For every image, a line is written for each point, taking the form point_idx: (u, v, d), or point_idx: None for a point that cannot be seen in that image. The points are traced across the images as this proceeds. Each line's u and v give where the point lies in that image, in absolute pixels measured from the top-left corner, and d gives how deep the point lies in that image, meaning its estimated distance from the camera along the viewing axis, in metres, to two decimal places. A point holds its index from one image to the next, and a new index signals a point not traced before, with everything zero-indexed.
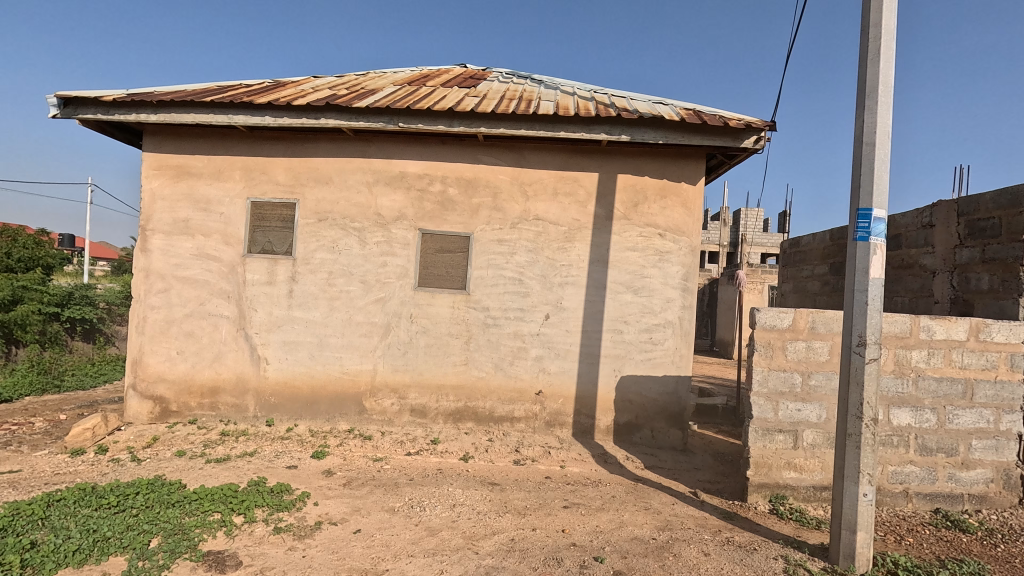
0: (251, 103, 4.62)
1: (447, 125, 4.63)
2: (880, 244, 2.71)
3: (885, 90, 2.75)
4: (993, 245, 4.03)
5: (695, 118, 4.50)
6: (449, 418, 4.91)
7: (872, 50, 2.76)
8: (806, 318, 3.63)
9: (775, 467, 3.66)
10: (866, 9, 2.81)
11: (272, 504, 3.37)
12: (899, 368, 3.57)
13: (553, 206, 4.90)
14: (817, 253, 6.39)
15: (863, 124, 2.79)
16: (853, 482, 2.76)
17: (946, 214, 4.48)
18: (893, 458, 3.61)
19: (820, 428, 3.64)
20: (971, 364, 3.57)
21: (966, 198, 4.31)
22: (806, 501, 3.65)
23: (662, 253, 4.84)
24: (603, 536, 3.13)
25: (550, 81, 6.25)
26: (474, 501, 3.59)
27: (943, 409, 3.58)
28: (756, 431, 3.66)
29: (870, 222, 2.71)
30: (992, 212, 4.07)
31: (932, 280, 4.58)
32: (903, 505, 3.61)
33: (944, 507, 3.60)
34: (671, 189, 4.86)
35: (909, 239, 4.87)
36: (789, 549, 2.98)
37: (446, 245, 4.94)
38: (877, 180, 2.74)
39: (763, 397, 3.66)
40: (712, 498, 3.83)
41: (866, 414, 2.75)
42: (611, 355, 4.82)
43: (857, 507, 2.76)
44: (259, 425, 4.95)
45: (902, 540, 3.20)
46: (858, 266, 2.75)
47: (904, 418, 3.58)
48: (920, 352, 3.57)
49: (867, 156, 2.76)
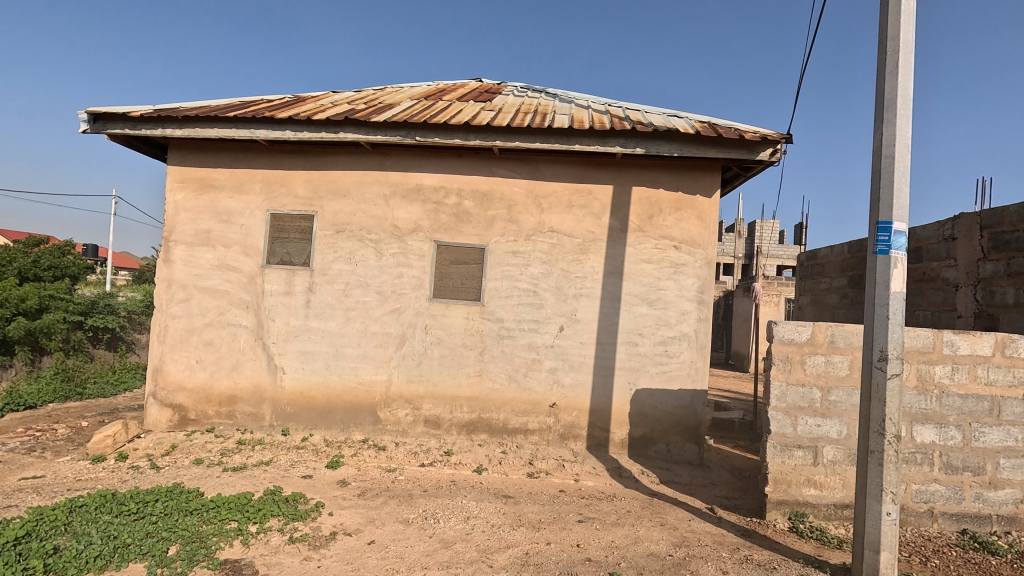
0: (273, 117, 4.73)
1: (464, 139, 4.69)
2: (901, 258, 2.68)
3: (904, 101, 2.73)
4: (1018, 258, 3.96)
5: (710, 131, 4.51)
6: (463, 430, 4.91)
7: (891, 62, 2.75)
8: (825, 332, 3.59)
9: (794, 483, 3.59)
10: (884, 22, 2.81)
11: (287, 513, 3.40)
12: (921, 384, 3.51)
13: (567, 219, 4.92)
14: (835, 265, 6.31)
15: (881, 137, 2.77)
16: (876, 499, 2.71)
17: (968, 227, 4.41)
18: (916, 476, 3.52)
19: (841, 444, 3.57)
20: (998, 380, 3.48)
21: (988, 211, 4.24)
22: (827, 519, 3.57)
23: (678, 265, 4.82)
24: (618, 551, 3.08)
25: (564, 94, 6.31)
26: (489, 513, 3.58)
27: (969, 426, 3.49)
28: (774, 446, 3.61)
29: (890, 235, 2.69)
30: (1016, 225, 4.00)
31: (955, 294, 4.50)
32: (928, 525, 3.51)
33: (971, 528, 3.49)
34: (686, 201, 4.86)
35: (931, 252, 4.80)
36: (809, 569, 2.92)
37: (461, 256, 4.98)
38: (897, 193, 2.71)
39: (781, 411, 3.60)
40: (729, 515, 3.76)
41: (888, 430, 2.69)
42: (626, 368, 4.79)
43: (880, 526, 2.69)
44: (275, 434, 5.00)
45: (928, 561, 3.11)
46: (878, 280, 2.72)
47: (929, 436, 3.50)
48: (944, 368, 3.50)
49: (886, 168, 2.74)
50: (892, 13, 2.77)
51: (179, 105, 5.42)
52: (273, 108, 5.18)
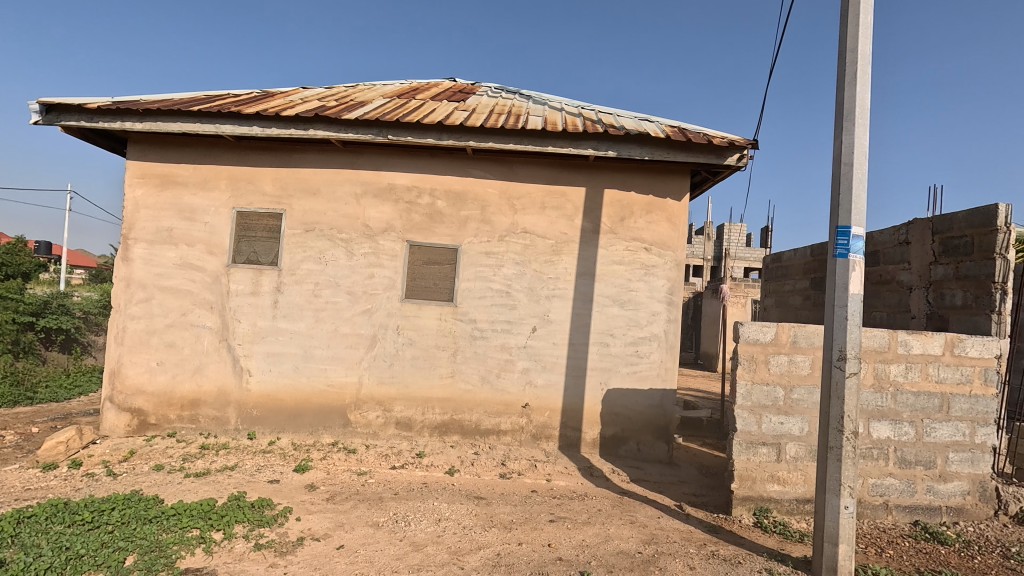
0: (240, 113, 4.61)
1: (437, 138, 4.66)
2: (858, 261, 2.79)
3: (862, 111, 2.85)
4: (966, 262, 4.17)
5: (680, 136, 4.60)
6: (435, 431, 4.87)
7: (850, 74, 2.87)
8: (788, 332, 3.71)
9: (758, 480, 3.69)
10: (844, 34, 2.92)
11: (252, 519, 3.31)
12: (878, 382, 3.66)
13: (541, 220, 4.94)
14: (798, 267, 6.53)
15: (841, 145, 2.88)
16: (834, 494, 2.81)
17: (921, 232, 4.62)
18: (873, 471, 3.67)
19: (803, 441, 3.69)
20: (947, 378, 3.66)
21: (939, 217, 4.45)
22: (789, 514, 3.68)
23: (648, 267, 4.90)
24: (589, 550, 3.12)
25: (538, 96, 6.34)
26: (460, 515, 3.56)
27: (921, 422, 3.65)
28: (740, 444, 3.70)
29: (849, 239, 2.80)
30: (965, 231, 4.21)
31: (908, 296, 4.71)
32: (883, 517, 3.66)
33: (923, 519, 3.66)
34: (657, 204, 4.94)
35: (887, 255, 5.01)
36: (772, 562, 3.01)
37: (433, 257, 4.94)
38: (855, 199, 2.83)
39: (747, 410, 3.70)
40: (697, 511, 3.84)
41: (846, 427, 2.79)
42: (597, 368, 4.84)
43: (839, 520, 2.79)
44: (240, 438, 4.87)
45: (882, 552, 3.25)
46: (837, 283, 2.82)
47: (884, 432, 3.65)
48: (898, 366, 3.65)
49: (845, 175, 2.85)
50: (851, 26, 2.89)
51: (140, 98, 5.22)
52: (240, 103, 5.04)
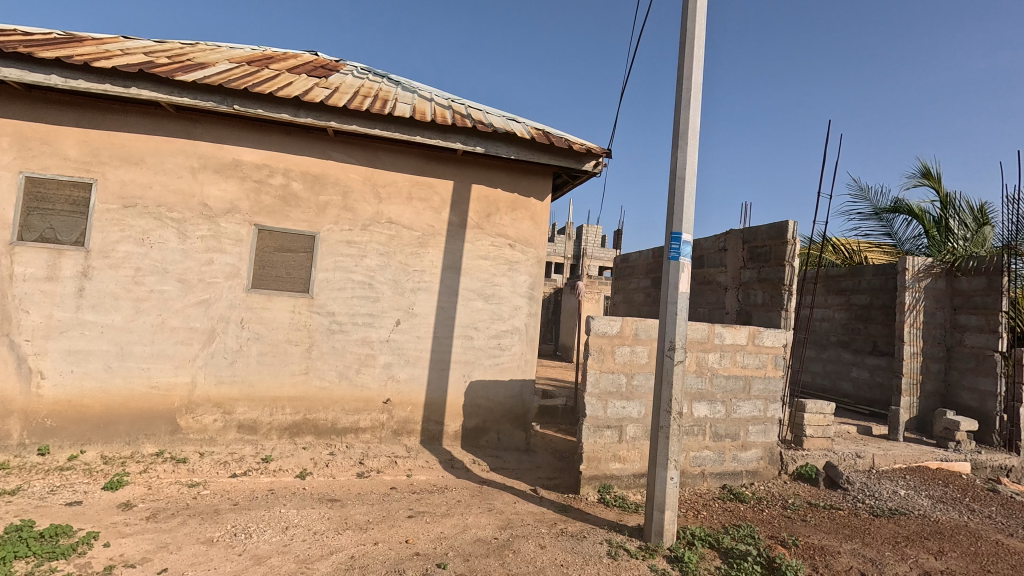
0: (31, 55, 3.75)
1: (293, 115, 4.30)
2: (687, 263, 3.20)
3: (693, 133, 3.26)
4: (766, 268, 5.03)
5: (543, 138, 4.84)
6: (285, 433, 4.50)
7: (685, 98, 3.26)
8: (631, 326, 4.12)
9: (603, 460, 4.05)
10: (681, 63, 3.31)
11: (40, 552, 2.73)
12: (699, 368, 4.24)
13: (407, 211, 4.82)
14: (642, 268, 7.29)
15: (676, 161, 3.27)
16: (663, 467, 3.19)
17: (735, 241, 5.47)
18: (694, 445, 4.25)
19: (640, 422, 4.14)
20: (750, 364, 4.39)
21: (748, 229, 5.31)
22: (627, 488, 4.12)
23: (512, 263, 5.07)
24: (446, 542, 3.14)
25: (407, 83, 6.18)
26: (311, 520, 3.34)
27: (730, 401, 4.33)
28: (588, 428, 4.02)
29: (680, 244, 3.19)
30: (766, 241, 5.07)
31: (725, 295, 5.55)
32: (700, 484, 4.27)
33: (729, 483, 4.35)
34: (521, 202, 5.13)
35: (710, 260, 5.83)
36: (612, 533, 3.33)
37: (287, 244, 4.54)
38: (686, 209, 3.23)
39: (595, 396, 4.04)
40: (549, 493, 4.10)
41: (674, 408, 3.20)
42: (461, 361, 4.89)
43: (665, 489, 3.18)
44: (26, 455, 3.98)
45: (698, 514, 3.79)
46: (670, 282, 3.21)
47: (703, 411, 4.25)
48: (715, 354, 4.28)
49: (679, 188, 3.24)
50: (687, 57, 3.28)
51: None
52: (31, 43, 4.10)
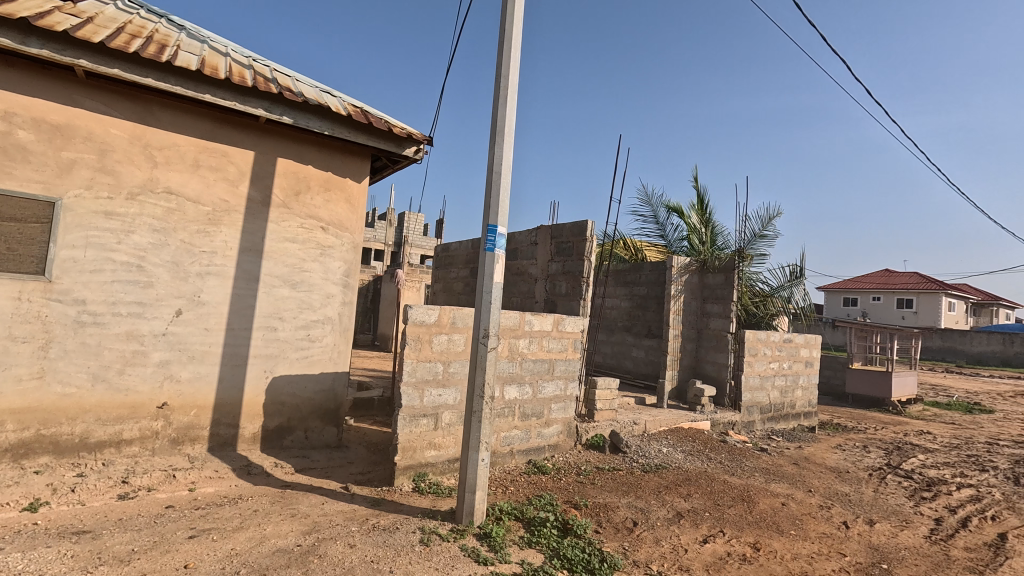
0: None
1: (19, 42, 3.30)
2: (501, 255, 3.36)
3: (508, 131, 3.42)
4: (569, 262, 5.64)
5: (361, 117, 4.59)
6: (5, 456, 3.46)
7: (503, 96, 3.40)
8: (448, 314, 4.18)
9: (418, 449, 4.05)
10: (499, 61, 3.44)
11: None
12: (510, 354, 4.53)
13: (192, 181, 4.10)
14: (461, 258, 7.47)
15: (493, 156, 3.39)
16: (475, 450, 3.32)
17: (545, 235, 5.99)
18: (504, 426, 4.53)
19: (455, 408, 4.25)
20: (554, 348, 4.85)
21: (556, 226, 5.87)
22: (442, 474, 4.20)
23: (324, 247, 4.69)
24: (239, 559, 2.79)
25: (195, 30, 5.24)
26: (46, 563, 2.63)
27: (536, 383, 4.73)
28: (404, 418, 3.97)
29: (495, 236, 3.33)
30: (570, 238, 5.66)
31: (535, 285, 6.08)
32: (509, 462, 4.56)
33: (534, 457, 4.74)
34: (335, 183, 4.78)
35: (523, 252, 6.31)
36: (425, 520, 3.36)
37: (8, 210, 3.47)
38: (501, 203, 3.39)
39: (411, 386, 4.00)
40: (362, 489, 3.94)
41: (486, 393, 3.34)
42: (261, 355, 4.37)
43: (477, 471, 3.31)
44: None
45: (506, 490, 4.04)
46: (486, 272, 3.33)
47: (513, 393, 4.56)
48: (525, 340, 4.61)
49: (495, 182, 3.37)
50: (505, 57, 3.42)
51: None
52: None
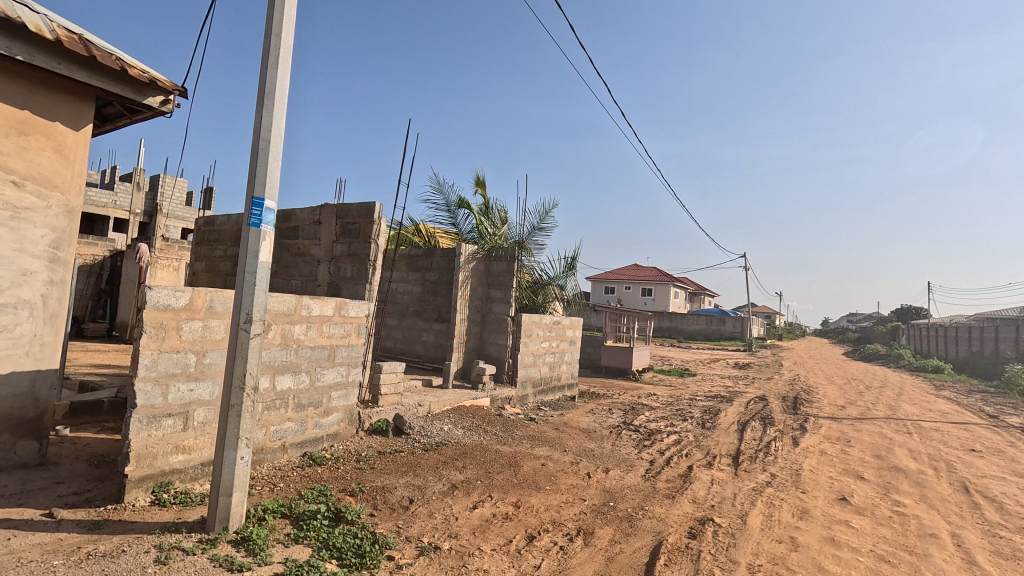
0: None
1: None
2: (268, 232, 3.03)
3: (279, 96, 3.10)
4: (355, 244, 5.53)
5: (79, 46, 3.63)
6: None
7: (272, 57, 3.05)
8: (204, 297, 3.64)
9: (160, 455, 3.44)
10: (269, 16, 3.08)
11: None
12: (283, 341, 4.18)
13: None
14: (229, 234, 6.56)
15: (260, 121, 3.04)
16: (232, 448, 2.95)
17: (329, 215, 5.73)
18: (274, 419, 4.15)
19: (212, 404, 3.74)
20: (335, 333, 4.67)
21: (341, 206, 5.65)
22: (193, 480, 3.66)
23: (16, 209, 3.58)
24: None
25: None
26: None
27: (314, 370, 4.48)
28: (139, 421, 3.32)
29: (262, 210, 2.99)
30: (356, 219, 5.52)
31: (317, 267, 5.81)
32: (280, 457, 4.20)
33: (310, 450, 4.47)
34: (37, 126, 3.69)
35: (305, 232, 5.94)
36: (166, 535, 2.89)
37: None
38: (270, 175, 3.06)
39: (151, 382, 3.36)
40: (76, 512, 3.17)
41: (248, 384, 2.99)
42: None
43: (234, 471, 2.96)
44: None
45: (274, 487, 3.69)
46: (249, 250, 2.97)
47: (286, 383, 4.22)
48: (300, 326, 4.32)
49: (262, 151, 3.03)
50: (276, 13, 3.08)
51: None
52: None
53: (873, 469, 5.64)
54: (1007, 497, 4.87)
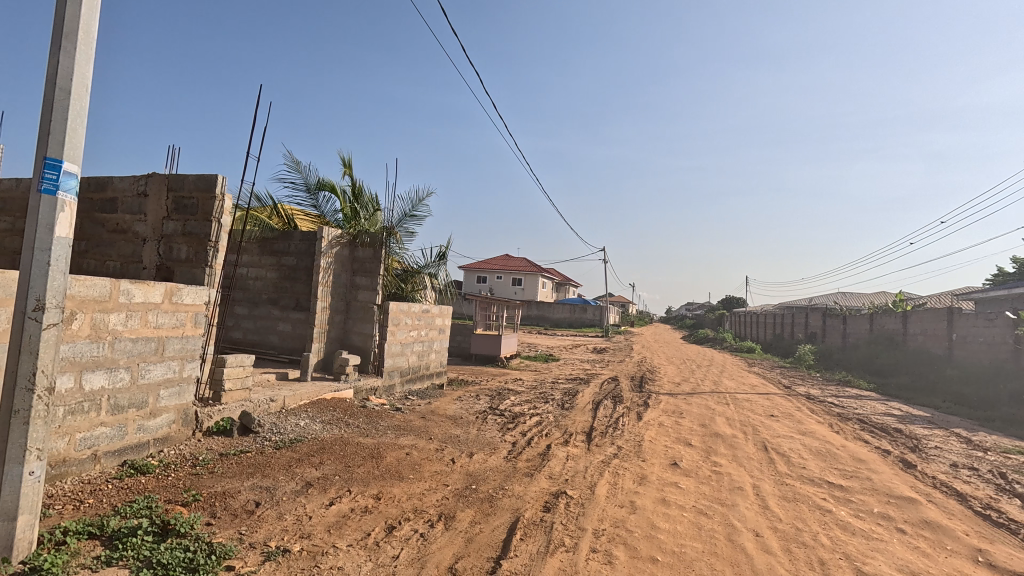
0: None
1: None
2: (68, 202, 2.53)
3: (84, 39, 2.58)
4: (191, 222, 4.88)
5: None
6: None
7: None
8: None
9: None
10: None
11: None
12: (94, 332, 3.54)
13: None
14: (19, 203, 5.34)
15: (55, 66, 2.50)
16: (16, 462, 2.39)
17: (158, 186, 4.96)
18: (82, 425, 3.48)
19: None
20: (164, 324, 4.10)
21: (173, 176, 4.93)
22: None
23: None
24: None
25: None
26: None
27: (136, 366, 3.87)
28: None
29: (58, 175, 2.47)
30: (193, 192, 4.87)
31: (142, 247, 5.02)
32: (90, 469, 3.53)
33: (130, 458, 3.84)
34: None
35: (125, 205, 5.03)
36: None
37: None
38: (70, 133, 2.54)
39: None
40: None
41: (39, 384, 2.45)
42: None
43: (20, 490, 2.42)
44: None
45: (80, 505, 3.09)
46: (39, 222, 2.43)
47: (98, 382, 3.58)
48: (118, 315, 3.70)
49: (59, 103, 2.50)
50: None
51: None
52: None
53: (699, 436, 6.54)
54: (792, 451, 5.99)
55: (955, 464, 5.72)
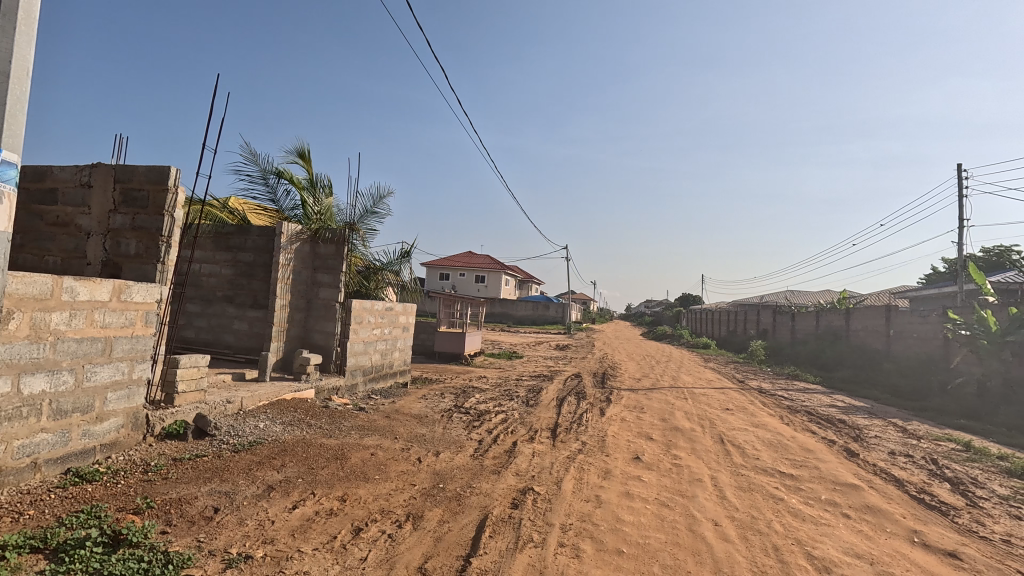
0: None
1: None
2: (9, 191, 2.37)
3: (26, 19, 2.44)
4: (141, 215, 4.64)
5: None
6: None
7: None
8: None
9: None
10: None
11: None
12: (35, 333, 3.31)
13: None
14: None
15: None
16: None
17: (104, 177, 4.69)
18: (21, 431, 3.25)
19: None
20: (112, 323, 3.89)
21: (121, 167, 4.67)
22: None
23: None
24: None
25: None
26: None
27: (81, 368, 3.65)
28: None
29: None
30: (143, 185, 4.63)
31: (86, 242, 4.74)
32: (30, 479, 3.30)
33: (74, 465, 3.62)
34: None
35: (66, 196, 4.71)
36: None
37: None
38: (11, 118, 2.39)
39: None
40: None
41: None
42: None
43: None
44: None
45: (20, 517, 2.90)
46: None
47: (39, 385, 3.36)
48: (61, 314, 3.48)
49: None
50: None
51: None
52: None
53: (659, 430, 6.74)
54: (746, 443, 6.27)
55: (892, 452, 6.14)
